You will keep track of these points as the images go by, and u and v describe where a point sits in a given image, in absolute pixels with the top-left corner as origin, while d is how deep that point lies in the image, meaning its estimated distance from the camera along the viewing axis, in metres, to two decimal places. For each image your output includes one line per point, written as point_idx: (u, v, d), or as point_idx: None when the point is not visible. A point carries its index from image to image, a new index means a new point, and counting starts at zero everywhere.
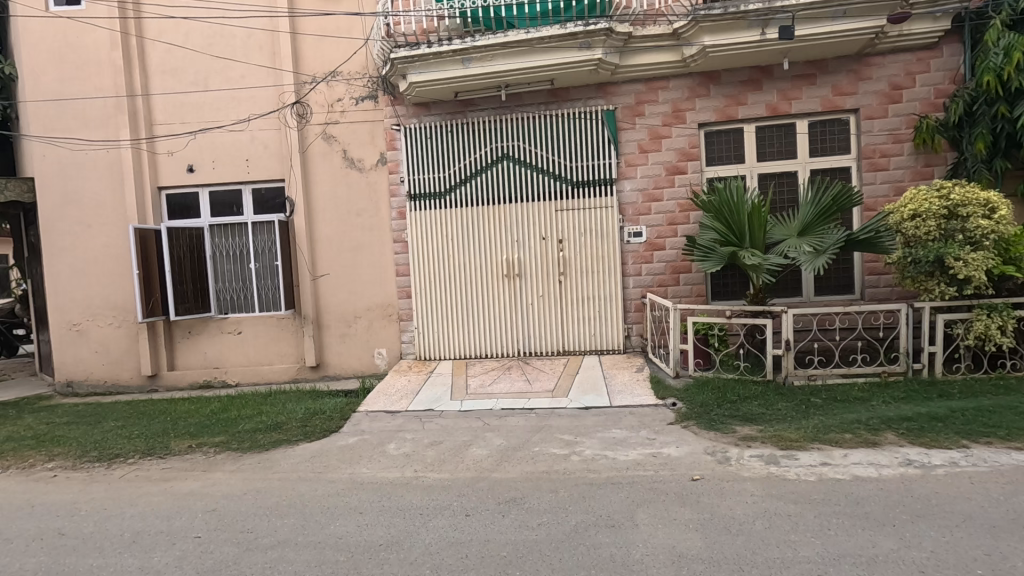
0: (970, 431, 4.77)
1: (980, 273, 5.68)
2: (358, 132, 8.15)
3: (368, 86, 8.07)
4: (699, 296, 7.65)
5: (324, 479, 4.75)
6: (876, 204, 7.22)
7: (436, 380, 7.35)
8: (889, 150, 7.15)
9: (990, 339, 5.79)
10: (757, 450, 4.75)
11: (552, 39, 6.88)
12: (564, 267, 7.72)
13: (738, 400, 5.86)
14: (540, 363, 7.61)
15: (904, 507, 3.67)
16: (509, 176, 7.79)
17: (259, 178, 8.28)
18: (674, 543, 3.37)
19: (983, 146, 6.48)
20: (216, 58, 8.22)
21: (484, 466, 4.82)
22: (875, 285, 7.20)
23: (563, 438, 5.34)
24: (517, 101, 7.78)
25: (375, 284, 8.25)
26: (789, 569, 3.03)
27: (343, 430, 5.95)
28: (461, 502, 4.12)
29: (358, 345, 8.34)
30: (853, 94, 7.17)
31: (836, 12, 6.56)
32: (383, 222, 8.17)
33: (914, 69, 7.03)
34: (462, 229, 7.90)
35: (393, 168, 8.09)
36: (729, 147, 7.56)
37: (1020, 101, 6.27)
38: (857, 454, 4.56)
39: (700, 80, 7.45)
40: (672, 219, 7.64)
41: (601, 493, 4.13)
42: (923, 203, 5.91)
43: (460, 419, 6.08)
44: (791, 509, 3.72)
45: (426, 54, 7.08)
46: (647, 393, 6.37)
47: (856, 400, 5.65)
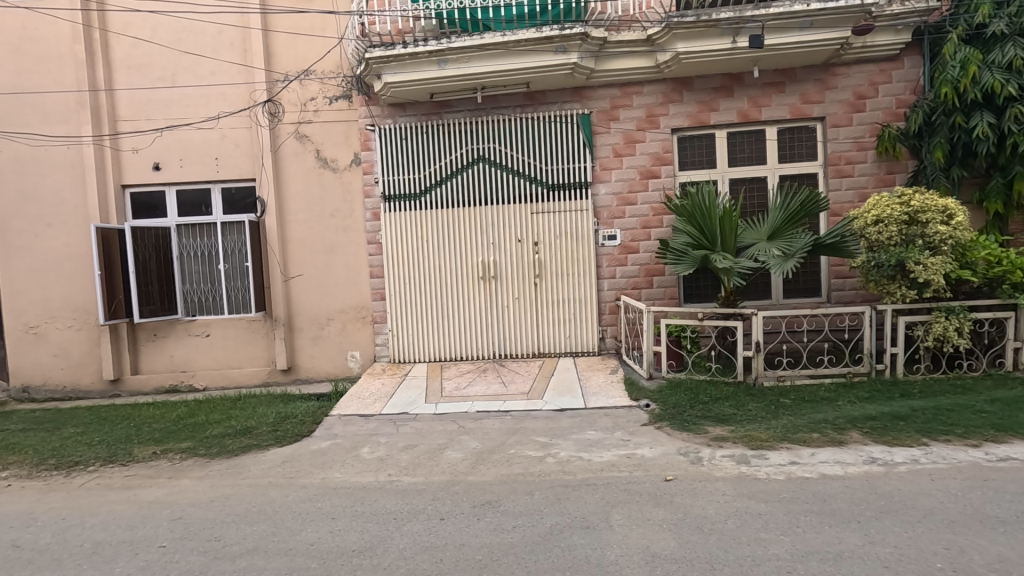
0: (930, 429, 4.94)
1: (939, 277, 5.89)
2: (332, 131, 8.04)
3: (343, 85, 7.97)
4: (672, 299, 7.76)
5: (296, 484, 4.66)
6: (841, 210, 7.44)
7: (410, 383, 7.28)
8: (853, 157, 7.38)
9: (948, 340, 6.01)
10: (728, 450, 4.83)
11: (528, 42, 6.90)
12: (540, 269, 7.74)
13: (710, 401, 5.96)
14: (515, 365, 7.61)
15: (868, 504, 3.78)
16: (486, 178, 7.78)
17: (228, 177, 8.10)
18: (648, 543, 3.40)
19: (941, 155, 6.74)
20: (184, 54, 8.01)
21: (459, 469, 4.79)
22: (841, 289, 7.42)
23: (539, 440, 5.35)
24: (493, 103, 7.78)
25: (348, 286, 8.14)
26: (760, 567, 3.09)
27: (315, 435, 5.85)
28: (436, 506, 4.09)
29: (331, 347, 8.21)
30: (820, 103, 7.39)
31: (804, 22, 6.75)
32: (357, 223, 8.07)
33: (877, 79, 7.27)
34: (438, 230, 7.85)
35: (368, 168, 8.00)
36: (702, 152, 7.70)
37: (975, 112, 6.53)
38: (824, 453, 4.68)
39: (673, 85, 7.58)
40: (646, 222, 7.74)
41: (577, 495, 4.15)
42: (886, 209, 6.10)
43: (435, 422, 6.04)
44: (762, 507, 3.80)
45: (401, 54, 7.03)
46: (621, 395, 6.43)
47: (823, 400, 5.81)
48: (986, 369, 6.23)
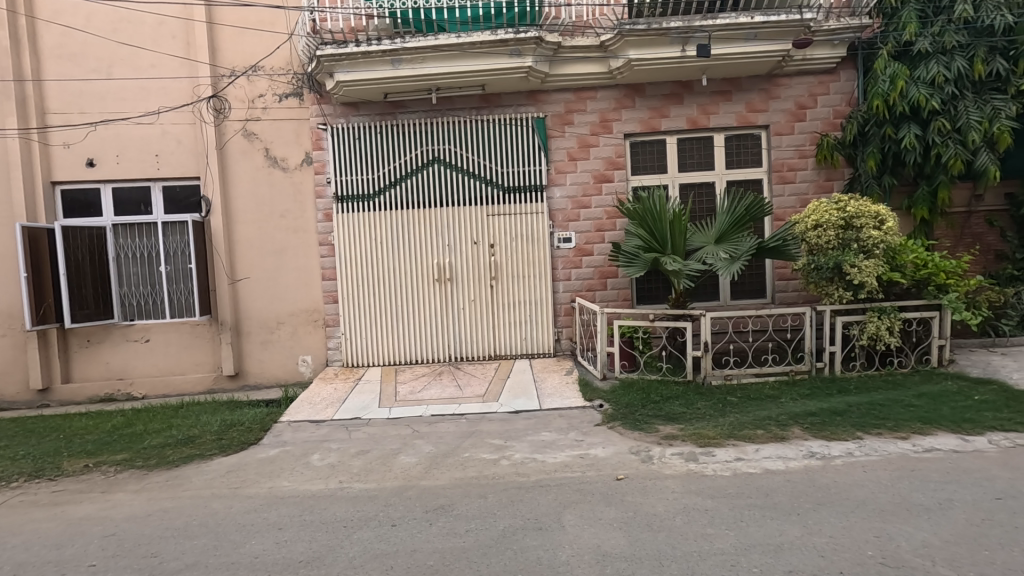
0: (864, 424, 5.22)
1: (872, 279, 6.24)
2: (282, 129, 7.81)
3: (293, 83, 7.76)
4: (625, 301, 7.90)
5: (240, 495, 4.48)
6: (784, 214, 7.77)
7: (364, 387, 7.15)
8: (795, 164, 7.71)
9: (881, 339, 6.34)
10: (678, 448, 4.95)
11: (483, 44, 6.89)
12: (495, 271, 7.74)
13: (661, 400, 6.09)
14: (471, 367, 7.59)
15: (807, 496, 3.96)
16: (440, 179, 7.73)
17: (170, 176, 7.76)
18: (599, 543, 3.44)
19: (873, 164, 7.14)
20: (122, 45, 7.62)
21: (412, 474, 4.73)
22: (784, 290, 7.74)
23: (493, 443, 5.35)
24: (448, 105, 7.75)
25: (299, 289, 7.93)
26: (706, 562, 3.18)
27: (263, 442, 5.66)
28: (387, 512, 4.02)
29: (281, 352, 7.98)
30: (764, 111, 7.69)
31: (749, 34, 7.01)
32: (309, 223, 7.88)
33: (817, 91, 7.63)
34: (392, 231, 7.74)
35: (320, 168, 7.82)
36: (653, 157, 7.88)
37: (903, 124, 6.95)
38: (767, 449, 4.86)
39: (625, 91, 7.73)
40: (600, 226, 7.86)
41: (529, 497, 4.16)
42: (824, 214, 6.44)
43: (389, 426, 5.94)
44: (708, 504, 3.91)
45: (353, 53, 6.91)
46: (576, 396, 6.51)
47: (767, 398, 6.03)
48: (915, 365, 6.61)
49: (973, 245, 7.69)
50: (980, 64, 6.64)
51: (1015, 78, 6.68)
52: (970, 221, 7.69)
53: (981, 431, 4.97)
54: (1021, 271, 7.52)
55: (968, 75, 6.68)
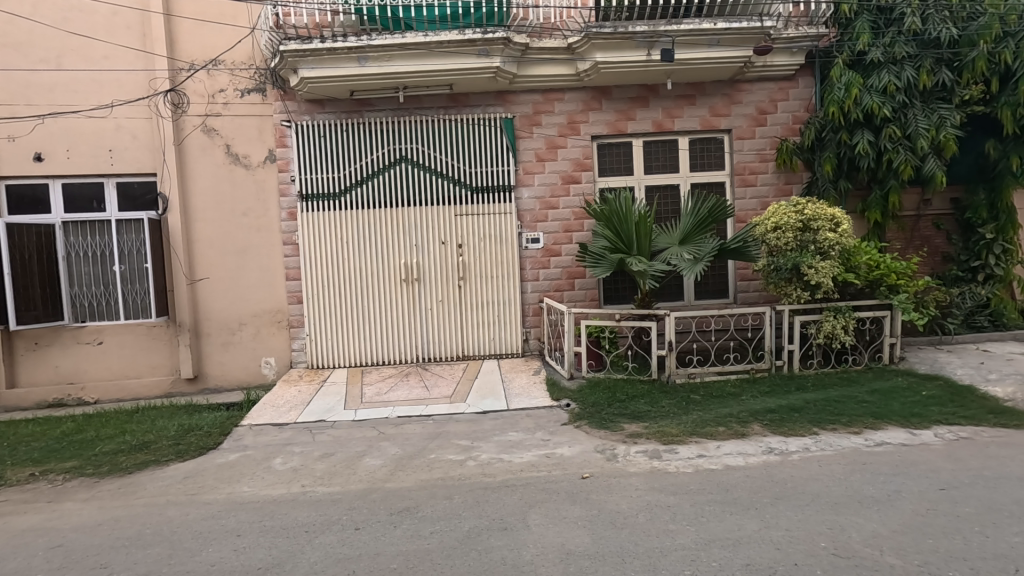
0: (820, 420, 5.39)
1: (828, 280, 6.46)
2: (244, 126, 7.62)
3: (255, 78, 7.58)
4: (593, 301, 7.98)
5: (197, 501, 4.35)
6: (746, 216, 7.97)
7: (330, 389, 7.03)
8: (756, 168, 7.91)
9: (836, 337, 6.57)
10: (642, 446, 5.03)
11: (451, 44, 6.87)
12: (463, 272, 7.72)
13: (626, 399, 6.17)
14: (438, 368, 7.55)
15: (765, 491, 4.08)
16: (408, 178, 7.66)
17: (125, 172, 7.48)
18: (563, 541, 3.47)
19: (830, 168, 7.40)
20: (72, 35, 7.31)
21: (378, 477, 4.67)
22: (746, 290, 7.94)
23: (460, 444, 5.32)
24: (416, 104, 7.69)
25: (261, 289, 7.75)
26: (667, 557, 3.24)
27: (223, 447, 5.50)
28: (351, 515, 3.96)
29: (243, 354, 7.78)
30: (727, 116, 7.88)
31: (711, 40, 7.18)
32: (272, 222, 7.71)
33: (777, 96, 7.85)
34: (358, 230, 7.63)
35: (284, 166, 7.66)
36: (620, 159, 7.98)
37: (857, 130, 7.21)
38: (728, 445, 4.98)
39: (593, 94, 7.81)
40: (568, 226, 7.92)
41: (495, 497, 4.16)
42: (783, 216, 6.64)
43: (354, 429, 5.86)
44: (671, 500, 3.98)
45: (318, 49, 6.81)
46: (543, 395, 6.54)
47: (729, 396, 6.18)
48: (868, 363, 6.85)
49: (921, 248, 8.05)
50: (926, 74, 6.93)
51: (959, 89, 6.98)
52: (919, 224, 8.04)
53: (927, 425, 5.21)
54: (965, 272, 7.91)
55: (916, 85, 6.98)
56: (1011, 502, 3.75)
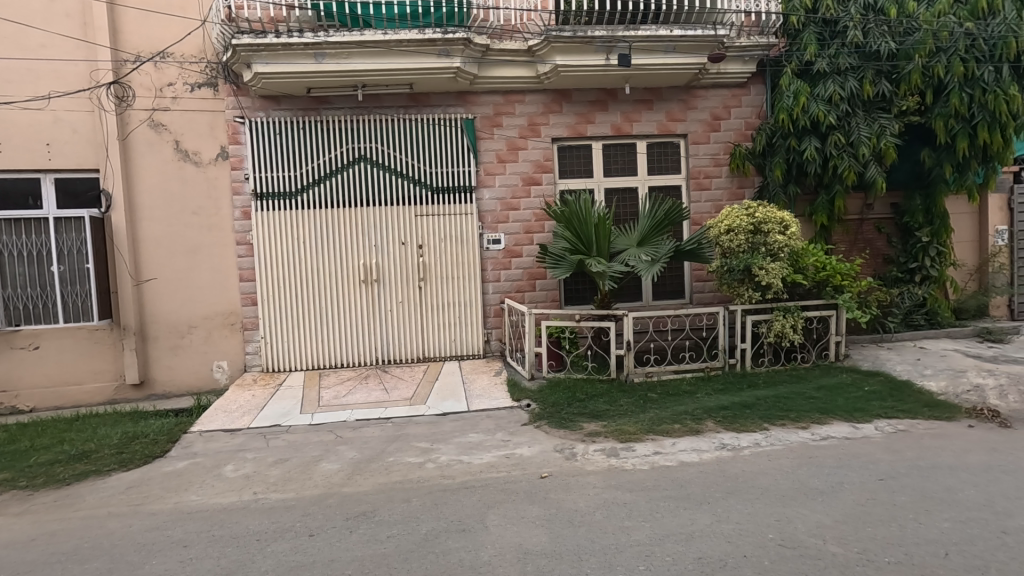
0: (770, 416, 5.59)
1: (777, 280, 6.71)
2: (194, 121, 7.36)
3: (206, 72, 7.33)
4: (554, 301, 8.05)
5: (141, 512, 4.16)
6: (701, 219, 8.19)
7: (285, 393, 6.84)
8: (711, 172, 8.15)
9: (785, 336, 6.82)
10: (600, 444, 5.10)
11: (411, 43, 6.82)
12: (424, 273, 7.65)
13: (586, 398, 6.24)
14: (398, 370, 7.46)
15: (717, 486, 4.20)
16: (367, 178, 7.54)
17: (64, 168, 7.10)
18: (521, 541, 3.48)
19: (780, 173, 7.68)
20: (5, 21, 6.89)
21: (334, 482, 4.57)
22: (701, 291, 8.16)
23: (420, 446, 5.28)
24: (375, 102, 7.59)
25: (213, 290, 7.50)
26: (622, 553, 3.30)
27: (170, 455, 5.29)
28: (305, 522, 3.87)
29: (193, 358, 7.51)
30: (683, 121, 8.08)
31: (667, 47, 7.37)
32: (224, 221, 7.47)
33: (730, 103, 8.10)
34: (316, 230, 7.47)
35: (237, 163, 7.43)
36: (580, 161, 8.08)
37: (805, 137, 7.51)
38: (683, 442, 5.10)
39: (553, 97, 7.89)
40: (528, 227, 7.96)
41: (454, 499, 4.15)
42: (736, 219, 6.85)
43: (311, 433, 5.73)
44: (628, 497, 4.05)
45: (273, 44, 6.64)
46: (504, 396, 6.55)
47: (685, 393, 6.33)
48: (815, 360, 7.14)
49: (864, 250, 8.47)
50: (868, 85, 7.27)
51: (898, 99, 7.34)
52: (862, 227, 8.45)
53: (869, 419, 5.47)
54: (904, 274, 8.36)
55: (859, 94, 7.31)
56: (943, 489, 3.98)
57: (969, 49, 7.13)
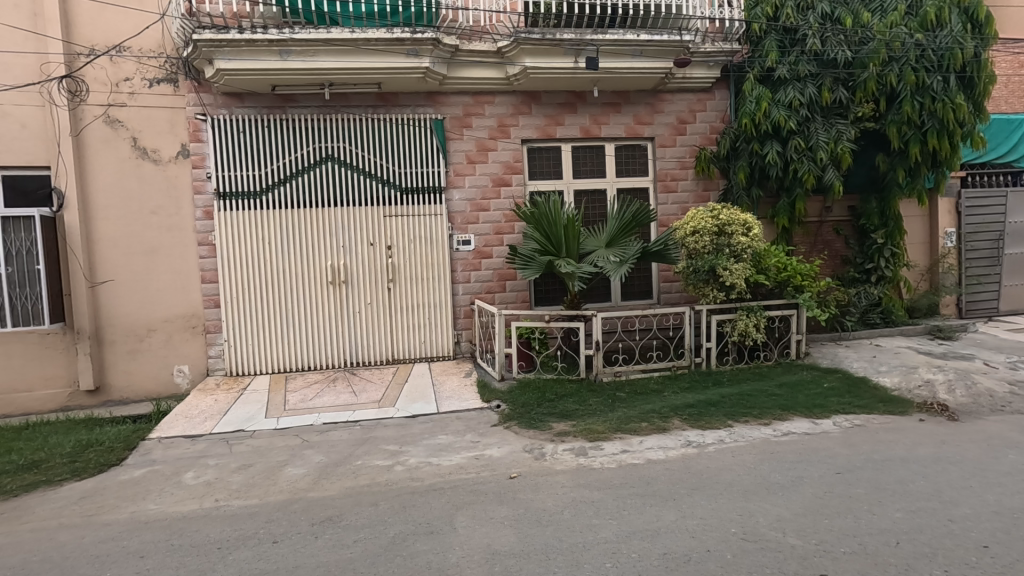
0: (734, 413, 5.72)
1: (740, 281, 6.88)
2: (153, 118, 7.13)
3: (166, 67, 7.11)
4: (524, 302, 8.08)
5: (95, 522, 4.01)
6: (668, 221, 8.34)
7: (250, 397, 6.69)
8: (677, 175, 8.30)
9: (749, 335, 7.00)
10: (569, 444, 5.13)
11: (379, 42, 6.76)
12: (393, 274, 7.59)
13: (556, 398, 6.28)
14: (367, 373, 7.37)
15: (683, 482, 4.28)
16: (334, 178, 7.43)
17: (12, 164, 6.80)
18: (489, 542, 3.48)
19: (743, 176, 7.90)
20: None
21: (300, 487, 4.49)
22: (669, 291, 8.31)
23: (388, 449, 5.23)
24: (342, 101, 7.48)
25: (174, 292, 7.28)
26: (589, 551, 3.33)
27: (127, 463, 5.11)
28: (269, 528, 3.79)
29: (153, 362, 7.28)
30: (650, 124, 8.21)
31: (634, 51, 7.47)
32: (185, 221, 7.25)
33: (695, 107, 8.28)
34: (281, 231, 7.32)
35: (198, 162, 7.24)
36: (550, 163, 8.14)
37: (767, 141, 7.72)
38: (650, 440, 5.18)
39: (523, 98, 7.92)
40: (498, 228, 7.97)
41: (423, 501, 4.12)
42: (700, 221, 7.00)
43: (276, 437, 5.61)
44: (595, 495, 4.09)
45: (236, 40, 6.49)
46: (474, 397, 6.54)
47: (652, 392, 6.43)
48: (777, 358, 7.35)
49: (823, 251, 8.79)
50: (827, 92, 7.50)
51: (854, 106, 7.60)
52: (821, 229, 8.77)
53: (827, 414, 5.65)
54: (861, 274, 8.69)
55: (818, 101, 7.54)
56: (895, 481, 4.14)
57: (919, 59, 7.42)
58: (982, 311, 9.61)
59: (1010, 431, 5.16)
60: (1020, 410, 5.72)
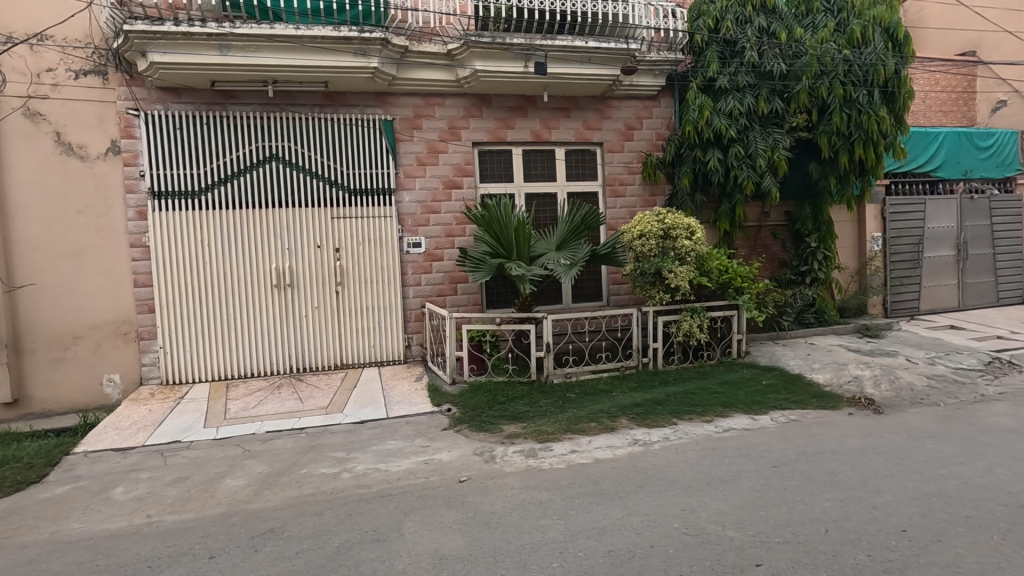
0: (680, 411, 5.90)
1: (685, 283, 7.10)
2: (79, 112, 6.71)
3: (94, 59, 6.71)
4: (476, 305, 8.08)
5: (10, 546, 3.72)
6: (616, 224, 8.53)
7: (187, 406, 6.39)
8: (625, 180, 8.52)
9: (693, 335, 7.24)
10: (519, 445, 5.16)
11: (325, 40, 6.61)
12: (340, 276, 7.41)
13: (507, 400, 6.30)
14: (314, 378, 7.17)
15: (629, 480, 4.38)
16: (278, 178, 7.21)
17: None
18: (437, 546, 3.46)
19: (687, 182, 8.19)
20: None
21: (240, 498, 4.32)
22: (618, 293, 8.51)
23: (335, 456, 5.10)
24: (287, 99, 7.26)
25: (103, 297, 6.87)
26: (537, 552, 3.35)
27: (48, 480, 4.77)
28: (205, 543, 3.63)
29: (79, 372, 6.84)
30: (598, 129, 8.38)
31: (583, 57, 7.62)
32: (116, 222, 6.86)
33: (642, 114, 8.53)
34: (221, 232, 7.03)
35: (130, 159, 6.86)
36: (500, 166, 8.16)
37: (709, 148, 8.02)
38: (598, 439, 5.27)
39: (473, 101, 7.92)
40: (449, 231, 7.94)
41: (370, 508, 4.04)
42: (647, 225, 7.20)
43: (215, 448, 5.38)
44: (544, 496, 4.13)
45: (171, 33, 6.20)
46: (424, 401, 6.47)
47: (602, 392, 6.54)
48: (720, 357, 7.63)
49: (762, 254, 9.26)
50: (764, 102, 7.82)
51: (789, 116, 7.97)
52: (760, 234, 9.24)
53: (765, 410, 5.91)
54: (797, 276, 9.18)
55: (756, 110, 7.85)
56: (826, 472, 4.37)
57: (847, 74, 7.86)
58: (906, 310, 10.29)
59: (927, 422, 5.54)
60: (936, 402, 6.16)
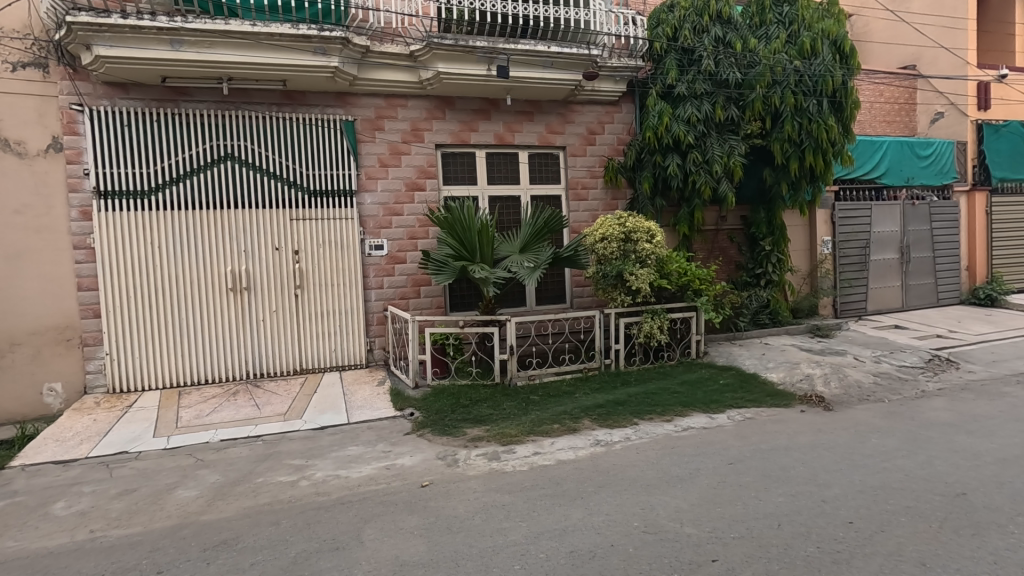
0: (641, 411, 6.01)
1: (646, 285, 7.23)
2: (17, 106, 6.36)
3: (33, 50, 6.36)
4: (439, 308, 8.03)
5: None
6: (579, 227, 8.63)
7: (135, 415, 6.11)
8: (587, 183, 8.64)
9: (653, 336, 7.37)
10: (482, 449, 5.15)
11: (282, 37, 6.45)
12: (300, 279, 7.25)
13: (470, 403, 6.27)
14: (271, 384, 6.97)
15: (590, 480, 4.42)
16: (234, 178, 7.00)
17: None
18: (398, 553, 3.41)
19: (648, 186, 8.38)
20: None
21: (191, 510, 4.16)
22: (581, 295, 8.60)
23: (294, 463, 4.97)
24: (243, 97, 7.06)
25: (43, 301, 6.51)
26: (498, 555, 3.34)
27: None
28: (153, 558, 3.48)
29: (16, 381, 6.46)
30: (562, 133, 8.47)
31: (545, 62, 7.68)
32: (57, 222, 6.52)
33: (604, 119, 8.67)
34: (173, 234, 6.78)
35: (74, 157, 6.54)
36: (463, 168, 8.15)
37: (669, 154, 8.20)
38: (561, 441, 5.31)
39: (436, 103, 7.89)
40: (412, 233, 7.86)
41: (329, 516, 3.96)
42: (609, 228, 7.31)
43: (166, 458, 5.17)
44: (507, 499, 4.13)
45: (118, 26, 5.95)
46: (386, 406, 6.38)
47: (565, 394, 6.59)
48: (679, 357, 7.80)
49: (719, 257, 9.56)
50: (720, 109, 8.02)
51: (744, 123, 8.20)
52: (717, 237, 9.53)
53: (722, 409, 6.08)
54: (752, 278, 9.49)
55: (713, 117, 8.05)
56: (779, 468, 4.52)
57: (798, 83, 8.13)
58: (854, 310, 10.76)
59: (873, 417, 5.80)
60: (882, 398, 6.46)
